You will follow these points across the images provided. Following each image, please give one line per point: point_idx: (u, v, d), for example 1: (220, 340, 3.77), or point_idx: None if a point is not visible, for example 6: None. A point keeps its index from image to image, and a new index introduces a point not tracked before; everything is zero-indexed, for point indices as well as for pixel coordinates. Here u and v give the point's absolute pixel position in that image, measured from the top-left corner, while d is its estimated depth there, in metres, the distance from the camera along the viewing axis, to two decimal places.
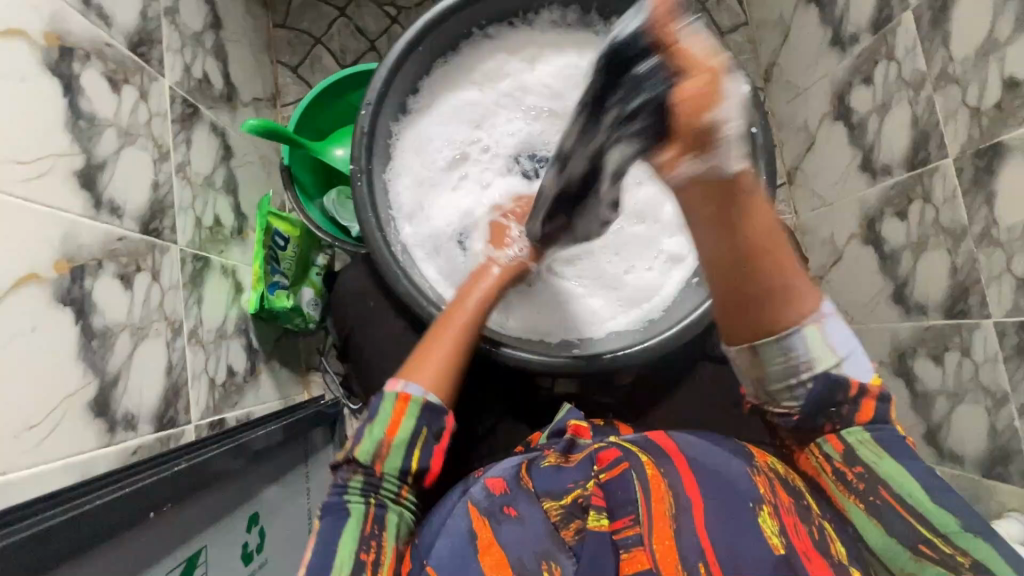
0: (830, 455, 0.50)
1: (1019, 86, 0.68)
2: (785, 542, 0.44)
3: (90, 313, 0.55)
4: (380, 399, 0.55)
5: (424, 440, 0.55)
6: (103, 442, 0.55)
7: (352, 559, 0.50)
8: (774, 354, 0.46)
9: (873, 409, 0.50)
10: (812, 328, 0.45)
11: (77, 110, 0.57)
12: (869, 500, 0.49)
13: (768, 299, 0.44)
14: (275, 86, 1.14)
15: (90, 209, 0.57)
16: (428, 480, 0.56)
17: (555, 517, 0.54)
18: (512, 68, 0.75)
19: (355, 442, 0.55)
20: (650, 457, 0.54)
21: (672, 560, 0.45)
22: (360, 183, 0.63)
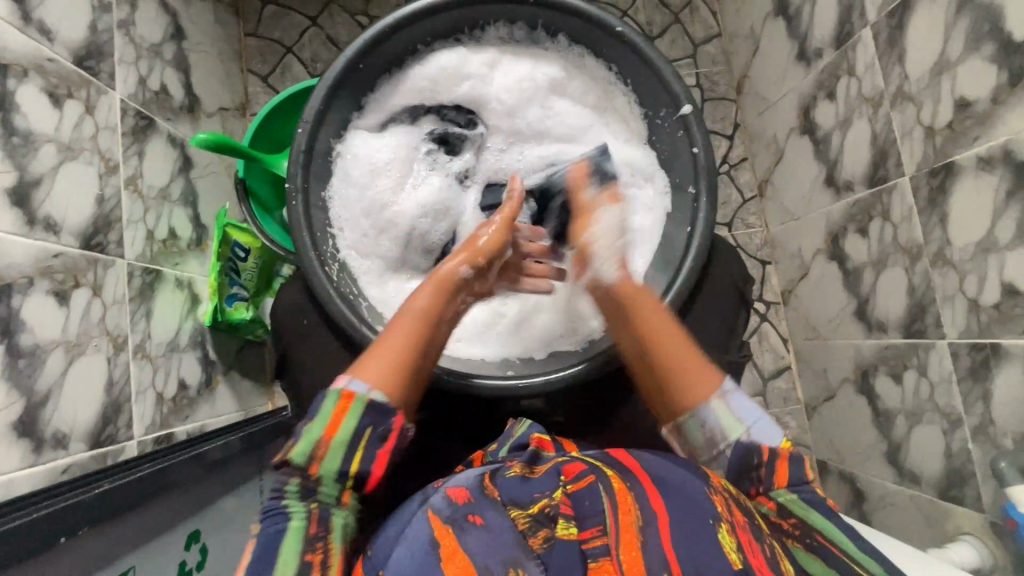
0: (765, 511, 0.51)
1: (969, 106, 0.67)
2: (743, 558, 0.44)
3: (17, 332, 0.55)
4: (322, 395, 0.50)
5: (368, 442, 0.50)
6: (28, 462, 0.54)
7: (297, 561, 0.46)
8: (694, 430, 0.54)
9: (788, 469, 0.51)
10: (716, 401, 0.54)
11: (10, 127, 0.57)
12: (807, 543, 0.49)
13: (684, 369, 0.55)
14: (245, 94, 1.14)
15: (23, 225, 0.57)
16: (371, 485, 0.51)
17: (522, 525, 0.51)
18: (471, 72, 0.72)
19: (290, 443, 0.50)
20: (616, 471, 0.52)
21: (639, 571, 0.44)
22: (294, 201, 0.65)
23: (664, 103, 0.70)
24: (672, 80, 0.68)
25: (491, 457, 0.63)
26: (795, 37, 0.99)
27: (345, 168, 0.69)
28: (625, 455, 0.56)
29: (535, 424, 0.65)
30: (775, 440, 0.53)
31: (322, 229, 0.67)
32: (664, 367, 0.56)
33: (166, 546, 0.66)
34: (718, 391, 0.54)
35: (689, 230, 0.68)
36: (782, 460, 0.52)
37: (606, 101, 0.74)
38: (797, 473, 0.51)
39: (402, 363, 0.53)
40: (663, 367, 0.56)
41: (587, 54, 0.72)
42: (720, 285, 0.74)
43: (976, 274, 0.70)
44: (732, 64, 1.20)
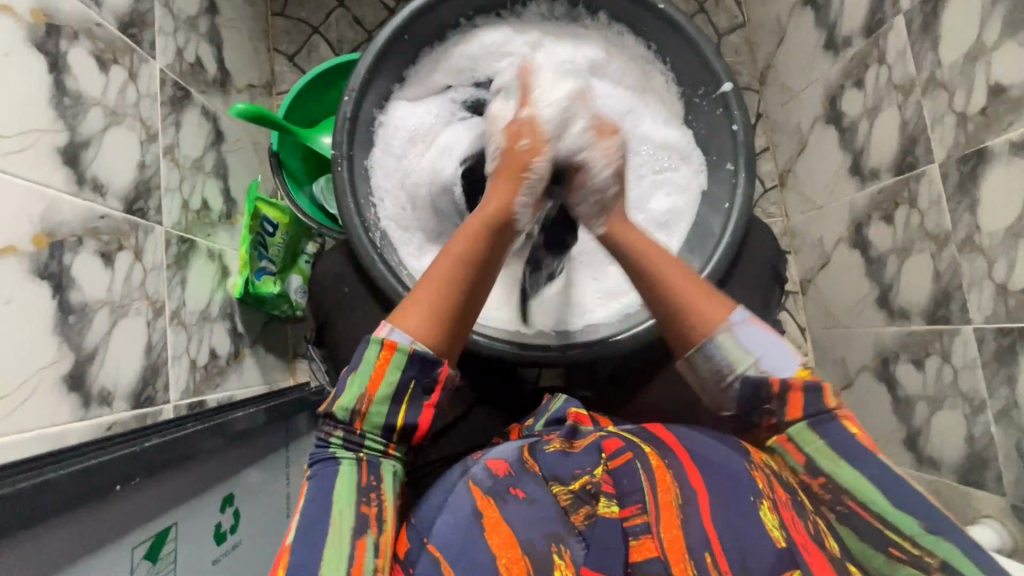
0: (794, 466, 0.51)
1: (1004, 92, 0.68)
2: (786, 534, 0.44)
3: (68, 289, 0.56)
4: (364, 344, 0.51)
5: (412, 393, 0.50)
6: (77, 417, 0.55)
7: (351, 511, 0.47)
8: (701, 360, 0.55)
9: (803, 400, 0.51)
10: (723, 336, 0.54)
11: (62, 87, 0.58)
12: (836, 510, 0.49)
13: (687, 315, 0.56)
14: (271, 73, 1.14)
15: (73, 185, 0.58)
16: (418, 439, 0.51)
17: (564, 501, 0.52)
18: (513, 51, 0.73)
19: (335, 396, 0.50)
20: (653, 448, 0.53)
21: (680, 550, 0.45)
22: (340, 167, 0.66)
23: (704, 81, 0.71)
24: (713, 58, 0.68)
25: (528, 430, 0.64)
26: (822, 26, 0.99)
27: (386, 139, 0.71)
28: (663, 430, 0.56)
29: (572, 398, 0.66)
30: (788, 370, 0.52)
31: (365, 197, 0.68)
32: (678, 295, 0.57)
33: (202, 508, 0.67)
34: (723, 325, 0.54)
35: (728, 206, 0.69)
36: (795, 393, 0.51)
37: (643, 83, 0.76)
38: (814, 406, 0.51)
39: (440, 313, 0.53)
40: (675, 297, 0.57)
41: (626, 32, 0.73)
42: (752, 266, 0.76)
43: (1005, 259, 0.71)
44: (756, 55, 1.21)
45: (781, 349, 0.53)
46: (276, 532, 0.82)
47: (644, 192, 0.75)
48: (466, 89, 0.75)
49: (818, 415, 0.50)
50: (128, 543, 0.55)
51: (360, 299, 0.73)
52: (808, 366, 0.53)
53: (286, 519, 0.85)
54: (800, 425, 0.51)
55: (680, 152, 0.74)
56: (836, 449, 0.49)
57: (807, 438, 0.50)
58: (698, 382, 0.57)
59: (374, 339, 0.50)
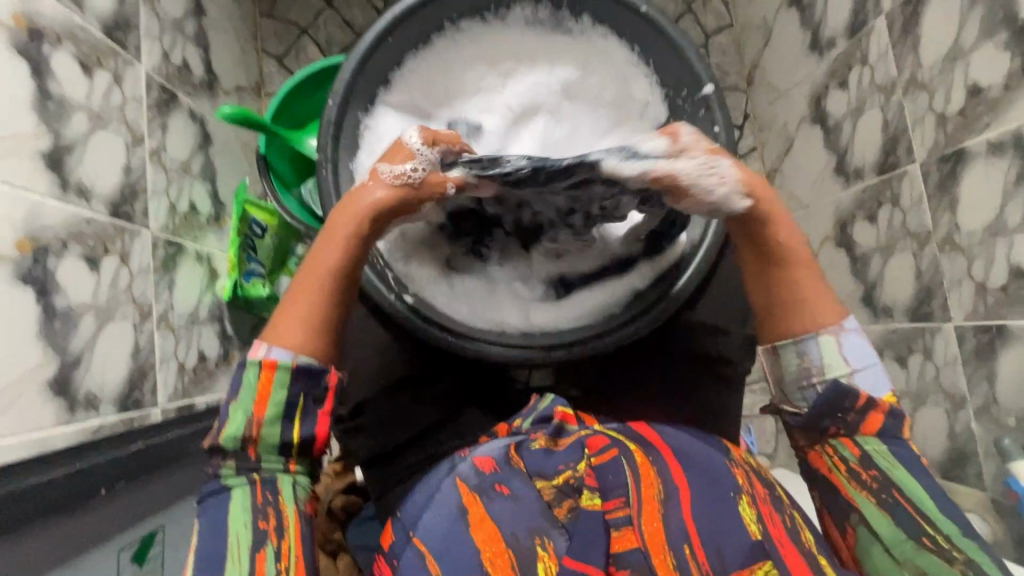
0: (848, 458, 0.55)
1: (982, 93, 0.69)
2: (761, 528, 0.48)
3: (53, 293, 0.56)
4: (241, 370, 0.54)
5: (303, 406, 0.54)
6: (62, 421, 0.55)
7: (250, 529, 0.51)
8: (790, 355, 0.58)
9: (879, 421, 0.55)
10: (826, 337, 0.57)
11: (46, 91, 0.58)
12: (882, 498, 0.53)
13: (808, 302, 0.58)
14: (260, 75, 1.14)
15: (57, 189, 0.58)
16: (319, 447, 0.55)
17: (547, 496, 0.53)
18: (487, 83, 0.79)
19: (220, 427, 0.53)
20: (638, 445, 0.55)
21: (661, 541, 0.47)
22: (323, 171, 0.66)
23: (687, 83, 0.71)
24: (696, 59, 0.69)
25: (516, 430, 0.62)
26: (808, 27, 1.00)
27: (372, 143, 0.72)
28: (645, 429, 0.59)
29: (561, 396, 0.64)
30: (880, 393, 0.57)
31: None
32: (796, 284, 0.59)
33: (189, 511, 0.67)
34: (833, 328, 0.58)
35: None
36: (876, 413, 0.55)
37: (626, 88, 0.77)
38: (890, 425, 0.55)
39: (314, 322, 0.56)
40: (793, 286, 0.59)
41: (610, 35, 0.74)
42: None
43: (983, 257, 0.72)
44: (743, 55, 1.22)
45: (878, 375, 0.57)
46: None
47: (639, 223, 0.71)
48: (445, 121, 0.78)
49: (891, 433, 0.55)
50: (113, 547, 0.55)
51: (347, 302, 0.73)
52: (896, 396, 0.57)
53: None
54: (869, 436, 0.55)
55: None
56: (893, 453, 0.54)
57: (868, 439, 0.55)
58: (771, 371, 0.61)
59: (251, 364, 0.53)
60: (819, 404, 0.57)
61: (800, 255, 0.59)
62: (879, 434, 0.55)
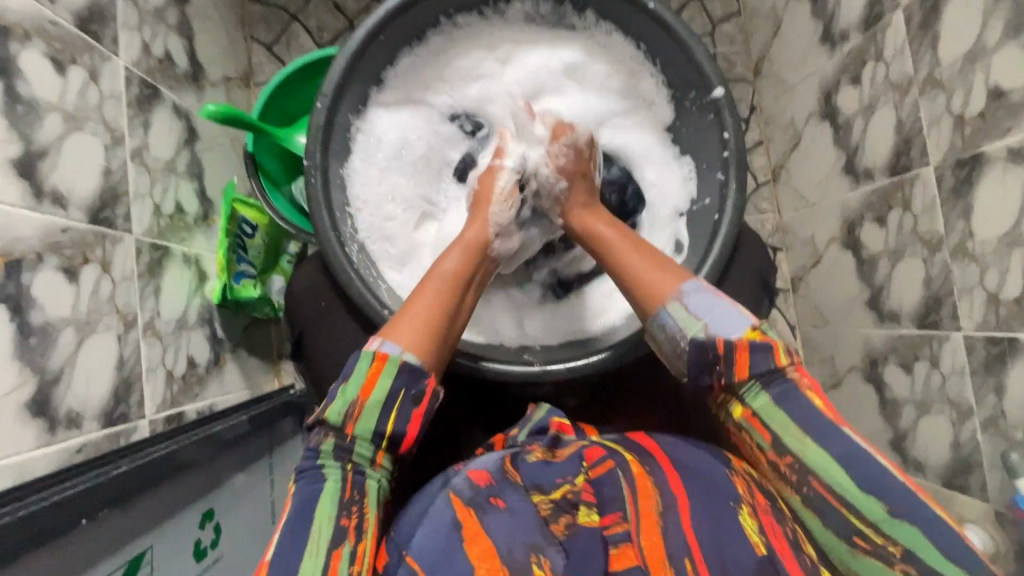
0: (762, 445, 0.51)
1: (1003, 96, 0.65)
2: (766, 541, 0.47)
3: (28, 309, 0.53)
4: (355, 358, 0.52)
5: (400, 404, 0.52)
6: (43, 442, 0.53)
7: (332, 523, 0.49)
8: (657, 331, 0.56)
9: (749, 360, 0.50)
10: (673, 305, 0.54)
11: (14, 94, 0.54)
12: (804, 491, 0.49)
13: (639, 287, 0.57)
14: (249, 64, 1.09)
15: (29, 198, 0.55)
16: (406, 447, 0.53)
17: (544, 511, 0.53)
18: (486, 68, 0.73)
19: (326, 403, 0.52)
20: (634, 456, 0.56)
21: (660, 556, 0.48)
22: (313, 178, 0.63)
23: (694, 85, 0.68)
24: (704, 59, 0.66)
25: (511, 440, 0.63)
26: (820, 18, 0.96)
27: (366, 147, 0.69)
28: (646, 440, 0.60)
29: (557, 407, 0.64)
30: (737, 332, 0.51)
31: (341, 209, 0.65)
32: (626, 275, 0.59)
33: (180, 527, 0.65)
34: (674, 294, 0.55)
35: (717, 217, 0.66)
36: (742, 352, 0.50)
37: (631, 86, 0.73)
38: (763, 363, 0.50)
39: (430, 324, 0.55)
40: (624, 277, 0.59)
41: (615, 31, 0.70)
42: (743, 273, 0.74)
43: (997, 267, 0.69)
44: (751, 45, 1.17)
45: (732, 312, 0.53)
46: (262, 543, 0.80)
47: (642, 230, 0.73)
48: (446, 117, 0.74)
49: (768, 372, 0.50)
50: (100, 573, 0.54)
51: (339, 311, 0.70)
52: (759, 327, 0.52)
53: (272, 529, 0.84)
54: (760, 394, 0.51)
55: (660, 160, 0.73)
56: (801, 425, 0.49)
57: (770, 411, 0.50)
58: (661, 353, 0.57)
59: (366, 353, 0.52)
60: (694, 364, 0.52)
61: (623, 254, 0.60)
62: (773, 397, 0.50)
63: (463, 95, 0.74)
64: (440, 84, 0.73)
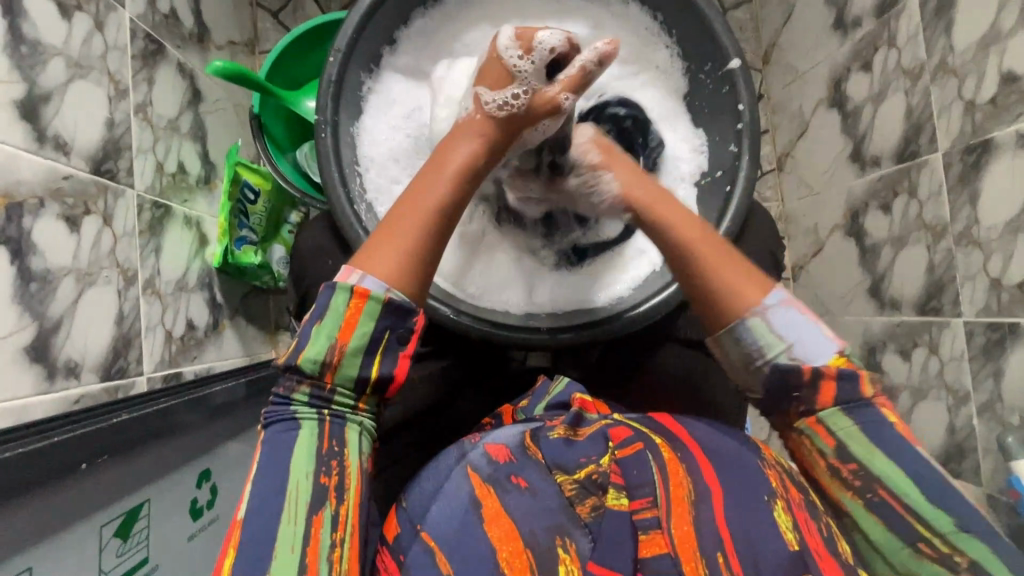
0: (824, 451, 0.50)
1: (1015, 81, 0.66)
2: (799, 537, 0.46)
3: (29, 255, 0.52)
4: (330, 293, 0.48)
5: (386, 344, 0.48)
6: (41, 390, 0.53)
7: (310, 483, 0.46)
8: (730, 343, 0.53)
9: (834, 389, 0.50)
10: (755, 320, 0.51)
11: (18, 34, 0.53)
12: (868, 497, 0.49)
13: (726, 305, 0.52)
14: (254, 30, 1.07)
15: (32, 142, 0.54)
16: (393, 391, 0.50)
17: (568, 492, 0.51)
18: None
19: (299, 348, 0.47)
20: (664, 440, 0.54)
21: (691, 546, 0.47)
22: (324, 133, 0.62)
23: (711, 57, 0.68)
24: (722, 32, 0.65)
25: (529, 415, 0.63)
26: (833, 4, 0.95)
27: (377, 106, 0.69)
28: (668, 419, 0.58)
29: (576, 382, 0.65)
30: (823, 358, 0.51)
31: (350, 166, 0.65)
32: (715, 292, 0.53)
33: (176, 484, 0.64)
34: (756, 309, 0.52)
35: (729, 189, 0.66)
36: (828, 381, 0.50)
37: (642, 55, 0.72)
38: (849, 393, 0.50)
39: (414, 257, 0.51)
40: (713, 295, 0.53)
41: (631, 1, 0.70)
42: (750, 252, 0.74)
43: (1001, 253, 0.70)
44: (760, 32, 1.17)
45: (820, 335, 0.51)
46: None
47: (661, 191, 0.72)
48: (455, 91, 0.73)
49: (850, 399, 0.50)
50: (96, 524, 0.53)
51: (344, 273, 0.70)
52: (845, 354, 0.51)
53: None
54: (834, 411, 0.50)
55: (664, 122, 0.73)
56: (866, 433, 0.49)
57: (838, 422, 0.49)
58: (729, 365, 0.55)
59: (342, 289, 0.48)
60: (774, 391, 0.51)
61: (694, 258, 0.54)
62: (844, 410, 0.50)
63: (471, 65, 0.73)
64: (449, 48, 0.72)
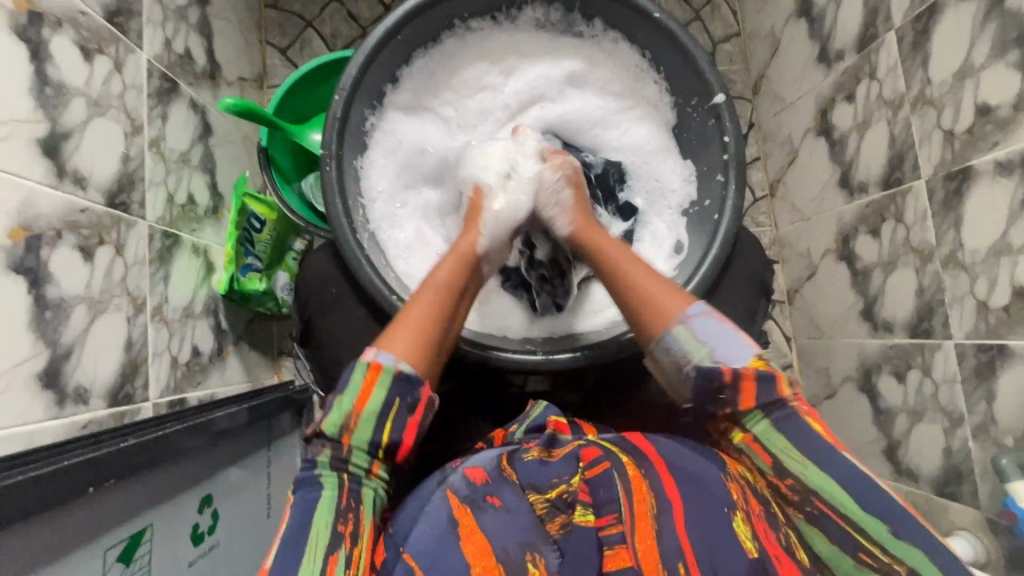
0: (765, 470, 0.51)
1: (991, 112, 0.69)
2: (758, 546, 0.46)
3: (45, 284, 0.55)
4: (349, 369, 0.54)
5: (396, 412, 0.52)
6: (51, 415, 0.54)
7: (329, 531, 0.48)
8: (662, 356, 0.56)
9: (755, 390, 0.51)
10: (680, 327, 0.55)
11: (44, 77, 0.56)
12: (806, 510, 0.49)
13: (648, 309, 0.58)
14: (263, 66, 1.12)
15: (52, 176, 0.56)
16: (403, 454, 0.54)
17: (540, 510, 0.53)
18: (490, 78, 0.77)
19: (322, 416, 0.53)
20: (631, 457, 0.54)
21: (655, 560, 0.47)
22: (328, 167, 0.66)
23: (697, 92, 0.71)
24: (706, 69, 0.69)
25: (509, 438, 0.64)
26: (816, 38, 1.00)
27: (383, 142, 0.73)
28: (639, 438, 0.58)
29: (553, 406, 0.67)
30: (740, 360, 0.52)
31: (353, 199, 0.68)
32: (645, 300, 0.58)
33: (179, 509, 0.65)
34: (680, 317, 0.56)
35: (717, 217, 0.69)
36: (748, 381, 0.51)
37: (633, 90, 0.77)
38: (767, 395, 0.51)
39: (424, 337, 0.56)
40: (640, 303, 0.58)
41: (620, 40, 0.74)
42: (740, 277, 0.77)
43: (987, 276, 0.72)
44: (750, 64, 1.21)
45: (737, 340, 0.53)
46: (254, 535, 0.80)
47: (645, 219, 0.77)
48: (449, 125, 0.78)
49: (772, 402, 0.51)
50: (100, 547, 0.54)
51: (347, 300, 0.73)
52: (762, 356, 0.53)
53: (264, 521, 0.83)
54: (764, 425, 0.51)
55: (651, 156, 0.77)
56: (800, 449, 0.49)
57: (771, 438, 0.50)
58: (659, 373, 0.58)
59: (360, 363, 0.53)
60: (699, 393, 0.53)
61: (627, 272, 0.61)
62: (772, 421, 0.51)
63: (469, 101, 0.77)
64: (448, 85, 0.76)
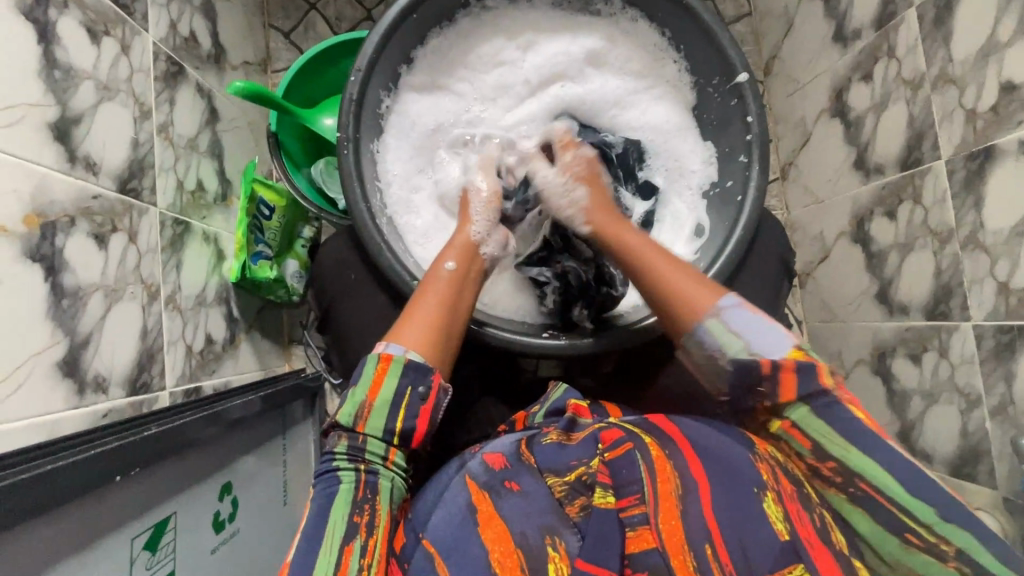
0: (801, 452, 0.51)
1: (1016, 89, 0.67)
2: (789, 528, 0.45)
3: (61, 271, 0.54)
4: (362, 362, 0.56)
5: (409, 400, 0.54)
6: (71, 404, 0.54)
7: (346, 520, 0.49)
8: (694, 347, 0.58)
9: (794, 382, 0.51)
10: (713, 321, 0.56)
11: (51, 59, 0.55)
12: (849, 491, 0.49)
13: (677, 292, 0.58)
14: (266, 50, 1.10)
15: (64, 162, 0.55)
16: (417, 441, 0.55)
17: (559, 493, 0.51)
18: (507, 55, 0.75)
19: (338, 408, 0.55)
20: (653, 439, 0.52)
21: (679, 540, 0.45)
22: (345, 150, 0.64)
23: (718, 71, 0.70)
24: (728, 46, 0.67)
25: (529, 423, 0.64)
26: (832, 17, 0.98)
27: (399, 125, 0.72)
28: (665, 422, 0.56)
29: (572, 389, 0.67)
30: (779, 353, 0.52)
31: (370, 182, 0.67)
32: (668, 285, 0.59)
33: (199, 497, 0.65)
34: (712, 310, 0.56)
35: (740, 198, 0.68)
36: (787, 373, 0.51)
37: (652, 68, 0.75)
38: (806, 386, 0.51)
39: (431, 328, 0.58)
40: (664, 291, 0.59)
41: (639, 18, 0.73)
42: (760, 260, 0.76)
43: (1008, 257, 0.71)
44: (761, 44, 1.19)
45: (771, 330, 0.54)
46: (271, 522, 0.80)
47: (667, 201, 0.76)
48: (468, 103, 0.75)
49: (812, 394, 0.50)
50: (127, 534, 0.54)
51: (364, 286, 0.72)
52: (802, 348, 0.53)
53: (281, 508, 0.83)
54: (800, 408, 0.51)
55: (670, 135, 0.75)
56: (843, 434, 0.49)
57: (809, 423, 0.50)
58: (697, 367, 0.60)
59: (371, 356, 0.55)
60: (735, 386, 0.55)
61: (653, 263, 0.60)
62: (813, 407, 0.50)
63: (485, 79, 0.75)
64: (462, 64, 0.75)
